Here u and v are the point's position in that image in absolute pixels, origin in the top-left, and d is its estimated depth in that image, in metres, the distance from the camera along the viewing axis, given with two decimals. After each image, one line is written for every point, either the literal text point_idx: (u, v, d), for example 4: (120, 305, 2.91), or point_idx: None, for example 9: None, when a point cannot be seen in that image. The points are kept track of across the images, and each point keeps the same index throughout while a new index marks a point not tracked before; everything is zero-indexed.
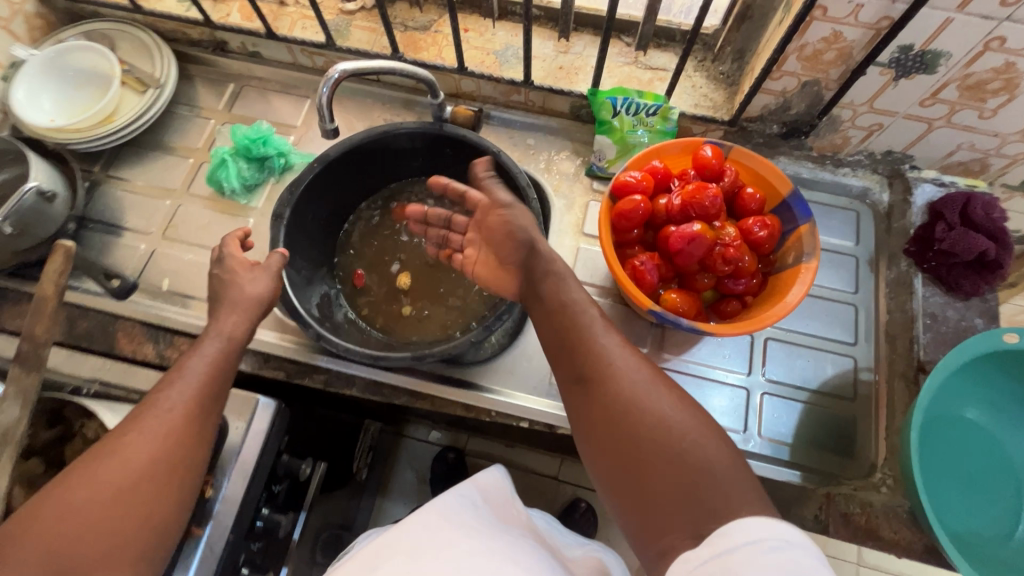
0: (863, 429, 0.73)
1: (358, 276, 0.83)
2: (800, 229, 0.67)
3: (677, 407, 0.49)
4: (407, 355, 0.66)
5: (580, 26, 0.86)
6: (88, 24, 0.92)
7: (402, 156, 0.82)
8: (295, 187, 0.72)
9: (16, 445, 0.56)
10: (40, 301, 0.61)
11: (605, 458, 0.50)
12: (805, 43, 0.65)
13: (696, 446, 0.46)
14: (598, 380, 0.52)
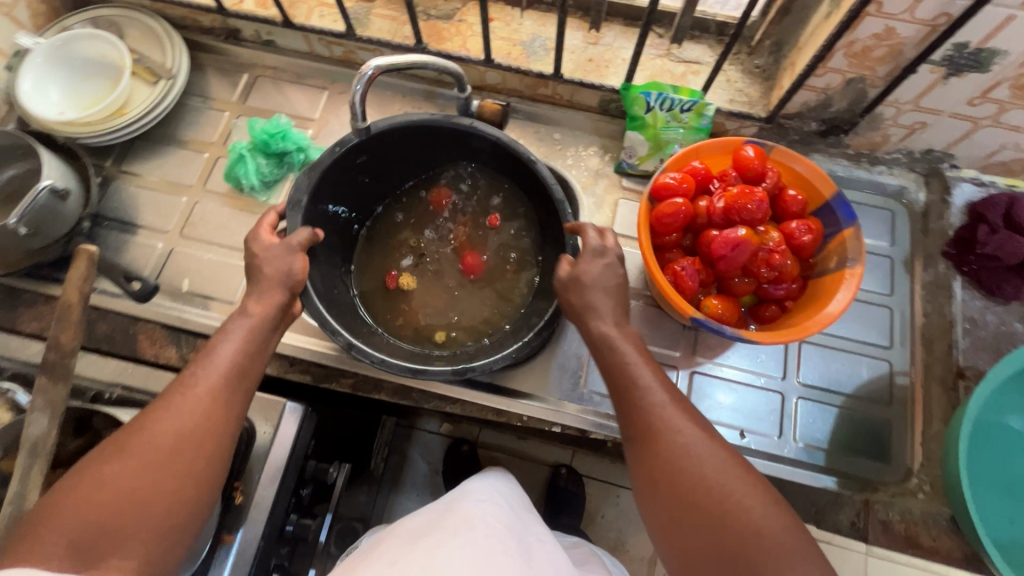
0: (899, 434, 0.72)
1: (388, 279, 0.76)
2: (844, 233, 0.66)
3: (727, 466, 0.50)
4: (448, 371, 0.61)
5: (610, 17, 0.83)
6: (94, 10, 0.87)
7: (430, 150, 0.76)
8: (312, 171, 0.65)
9: (47, 458, 0.54)
10: (64, 308, 0.58)
11: (655, 513, 0.51)
12: (855, 39, 0.63)
13: (744, 513, 0.47)
14: (646, 435, 0.52)
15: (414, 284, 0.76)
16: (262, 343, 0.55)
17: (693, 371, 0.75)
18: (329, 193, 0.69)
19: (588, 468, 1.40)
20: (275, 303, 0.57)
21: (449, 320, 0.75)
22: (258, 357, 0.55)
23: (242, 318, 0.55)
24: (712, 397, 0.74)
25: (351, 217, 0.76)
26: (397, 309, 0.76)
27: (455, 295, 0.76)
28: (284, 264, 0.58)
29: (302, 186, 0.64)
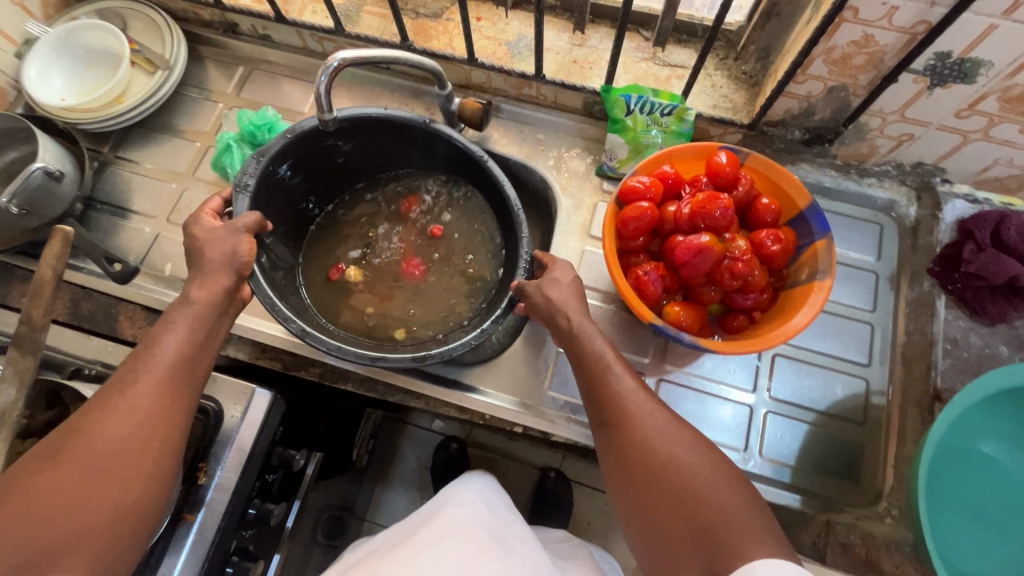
0: (871, 454, 0.70)
1: (333, 271, 0.78)
2: (816, 244, 0.64)
3: (694, 446, 0.51)
4: (408, 357, 0.62)
5: (597, 19, 0.82)
6: (100, 2, 0.91)
7: (384, 150, 0.78)
8: (263, 155, 0.66)
9: (12, 427, 0.57)
10: (39, 284, 0.61)
11: (625, 496, 0.52)
12: (833, 46, 0.61)
13: (709, 489, 0.47)
14: (616, 419, 0.54)
15: (358, 278, 0.77)
16: (207, 331, 0.57)
17: (661, 379, 0.74)
18: (279, 181, 0.70)
19: (577, 473, 1.40)
20: (221, 286, 0.59)
21: (394, 313, 0.76)
22: (204, 348, 0.56)
23: (187, 305, 0.57)
24: (680, 406, 0.72)
25: (299, 209, 0.77)
26: (342, 300, 0.77)
27: (401, 288, 0.78)
28: (229, 246, 0.60)
29: (251, 169, 0.65)
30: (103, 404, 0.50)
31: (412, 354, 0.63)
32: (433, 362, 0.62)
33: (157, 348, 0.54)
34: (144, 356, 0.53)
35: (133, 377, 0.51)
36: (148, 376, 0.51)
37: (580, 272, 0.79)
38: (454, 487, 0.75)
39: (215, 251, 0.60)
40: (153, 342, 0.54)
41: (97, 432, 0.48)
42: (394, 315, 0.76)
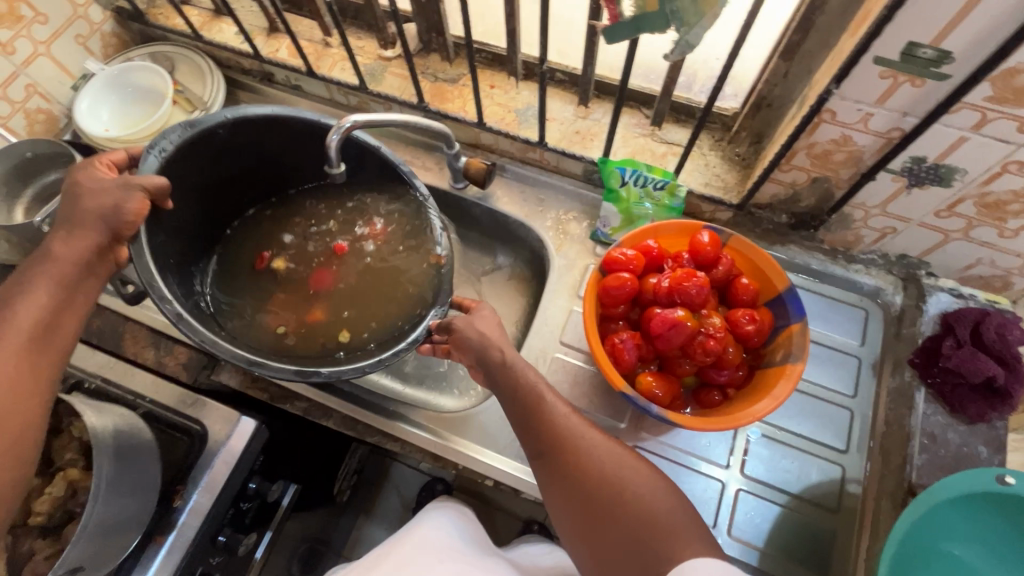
0: (842, 545, 0.69)
1: (256, 260, 0.82)
2: (792, 326, 0.65)
3: (628, 459, 0.53)
4: (291, 370, 0.63)
5: (601, 94, 0.87)
6: (154, 46, 1.00)
7: (324, 163, 0.79)
8: (192, 127, 0.66)
9: None
10: None
11: (564, 514, 0.52)
12: (814, 141, 0.64)
13: (644, 501, 0.49)
14: (552, 439, 0.55)
15: (282, 269, 0.82)
16: (72, 291, 0.58)
17: (635, 446, 0.74)
18: (207, 162, 0.71)
19: None
20: (90, 242, 0.59)
21: (303, 318, 0.78)
22: (68, 310, 0.58)
23: (48, 263, 0.58)
24: None
25: (227, 196, 0.79)
26: (257, 290, 0.80)
27: (318, 297, 0.80)
28: (111, 200, 0.59)
29: (173, 135, 0.65)
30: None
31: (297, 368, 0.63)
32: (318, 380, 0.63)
33: (15, 308, 0.55)
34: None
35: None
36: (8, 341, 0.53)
37: (566, 331, 0.81)
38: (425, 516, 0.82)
39: (99, 203, 0.60)
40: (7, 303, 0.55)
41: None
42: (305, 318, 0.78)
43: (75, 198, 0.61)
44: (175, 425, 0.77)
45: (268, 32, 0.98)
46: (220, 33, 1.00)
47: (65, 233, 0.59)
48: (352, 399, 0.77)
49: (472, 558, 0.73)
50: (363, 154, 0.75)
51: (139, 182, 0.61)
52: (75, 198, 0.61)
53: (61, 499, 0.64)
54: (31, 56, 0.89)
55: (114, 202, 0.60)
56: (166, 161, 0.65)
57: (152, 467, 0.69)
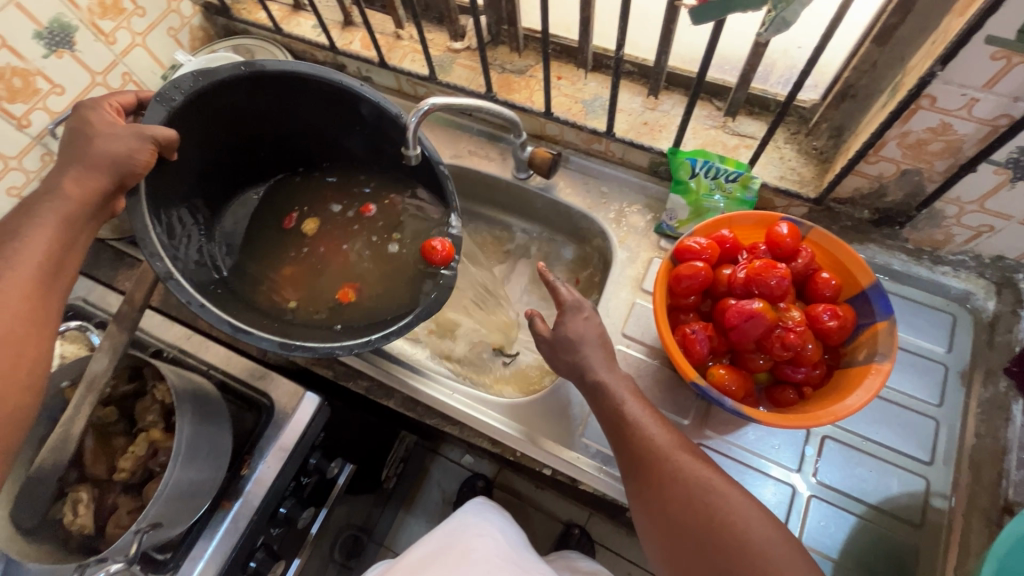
0: (925, 562, 0.64)
1: (286, 219, 0.85)
2: (877, 325, 0.62)
3: (722, 482, 0.52)
4: (272, 341, 0.63)
5: (671, 86, 0.86)
6: (236, 39, 1.05)
7: (340, 129, 0.78)
8: (204, 77, 0.66)
9: (97, 392, 0.64)
10: (145, 271, 0.69)
11: (652, 536, 0.53)
12: (907, 130, 0.61)
13: (744, 531, 0.48)
14: (641, 461, 0.55)
15: (310, 232, 0.84)
16: (75, 232, 0.58)
17: (699, 444, 0.72)
18: (221, 119, 0.71)
19: (602, 534, 1.36)
20: (97, 185, 0.59)
21: (311, 294, 0.79)
22: (73, 247, 0.58)
23: (57, 196, 0.58)
24: None
25: (245, 155, 0.79)
26: (284, 245, 0.84)
27: (337, 275, 0.81)
28: (124, 147, 0.59)
29: (185, 85, 0.65)
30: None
31: (282, 340, 0.65)
32: (297, 355, 0.64)
33: (22, 238, 0.55)
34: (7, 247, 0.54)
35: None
36: (12, 272, 0.53)
37: (628, 323, 0.80)
38: (466, 512, 0.81)
39: (111, 148, 0.59)
40: (14, 233, 0.55)
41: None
42: (317, 290, 0.80)
43: (85, 138, 0.61)
44: (249, 397, 0.81)
45: (343, 25, 1.02)
46: (298, 27, 1.04)
47: (76, 170, 0.59)
48: (414, 381, 0.78)
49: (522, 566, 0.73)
50: (378, 119, 0.73)
51: (151, 134, 0.61)
52: (86, 139, 0.61)
53: (144, 457, 0.67)
54: (129, 47, 0.95)
55: (127, 150, 0.60)
56: (175, 111, 0.65)
57: (223, 437, 0.70)
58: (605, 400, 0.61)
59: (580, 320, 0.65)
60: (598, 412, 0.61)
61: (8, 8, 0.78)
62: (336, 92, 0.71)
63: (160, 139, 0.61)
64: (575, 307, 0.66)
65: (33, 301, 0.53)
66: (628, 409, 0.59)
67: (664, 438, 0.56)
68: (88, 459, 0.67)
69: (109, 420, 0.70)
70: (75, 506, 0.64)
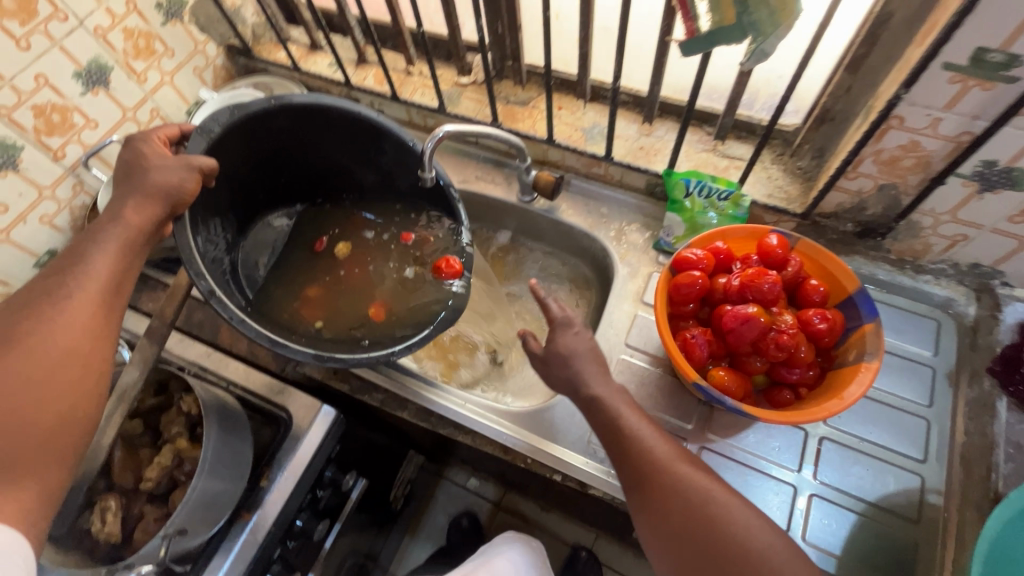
0: (925, 556, 0.67)
1: (316, 243, 0.90)
2: (865, 326, 0.66)
3: (720, 490, 0.54)
4: (308, 353, 0.69)
5: (664, 114, 0.93)
6: (257, 77, 1.13)
7: (362, 157, 0.84)
8: (238, 110, 0.72)
9: (127, 404, 0.67)
10: (175, 288, 0.73)
11: (657, 550, 0.53)
12: (881, 148, 0.67)
13: (750, 543, 0.49)
14: (641, 472, 0.56)
15: (343, 253, 0.89)
16: (131, 257, 0.63)
17: (702, 447, 0.75)
18: (251, 149, 0.77)
19: (609, 556, 1.36)
20: (153, 213, 0.65)
21: (334, 315, 0.83)
22: (129, 272, 0.63)
23: (119, 222, 0.63)
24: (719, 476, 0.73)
25: (274, 185, 0.86)
26: (310, 265, 0.89)
27: (360, 296, 0.86)
28: (176, 178, 0.66)
29: (222, 118, 0.71)
30: (32, 313, 0.54)
31: (316, 352, 0.70)
32: (332, 365, 0.69)
33: (90, 262, 0.59)
34: (74, 271, 0.58)
35: (67, 293, 0.56)
36: (81, 293, 0.57)
37: (631, 334, 0.84)
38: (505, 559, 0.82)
39: (163, 179, 0.65)
40: (81, 260, 0.59)
41: (39, 340, 0.52)
42: (340, 309, 0.84)
43: (141, 169, 0.67)
44: (267, 411, 0.83)
45: (356, 63, 1.09)
46: (315, 65, 1.12)
47: (135, 201, 0.64)
48: (428, 391, 0.82)
49: None
50: (397, 150, 0.80)
51: (198, 164, 0.67)
52: (141, 171, 0.67)
53: (169, 467, 0.69)
54: (158, 85, 1.02)
55: (177, 180, 0.66)
56: (213, 141, 0.71)
57: (244, 449, 0.72)
58: (601, 411, 0.61)
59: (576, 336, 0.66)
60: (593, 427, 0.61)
61: (52, 50, 0.85)
62: (360, 123, 0.78)
63: (204, 168, 0.68)
64: (564, 324, 0.66)
65: (98, 319, 0.57)
66: (628, 422, 0.59)
67: (661, 448, 0.57)
68: (116, 468, 0.68)
69: (135, 431, 0.72)
70: (103, 514, 0.65)
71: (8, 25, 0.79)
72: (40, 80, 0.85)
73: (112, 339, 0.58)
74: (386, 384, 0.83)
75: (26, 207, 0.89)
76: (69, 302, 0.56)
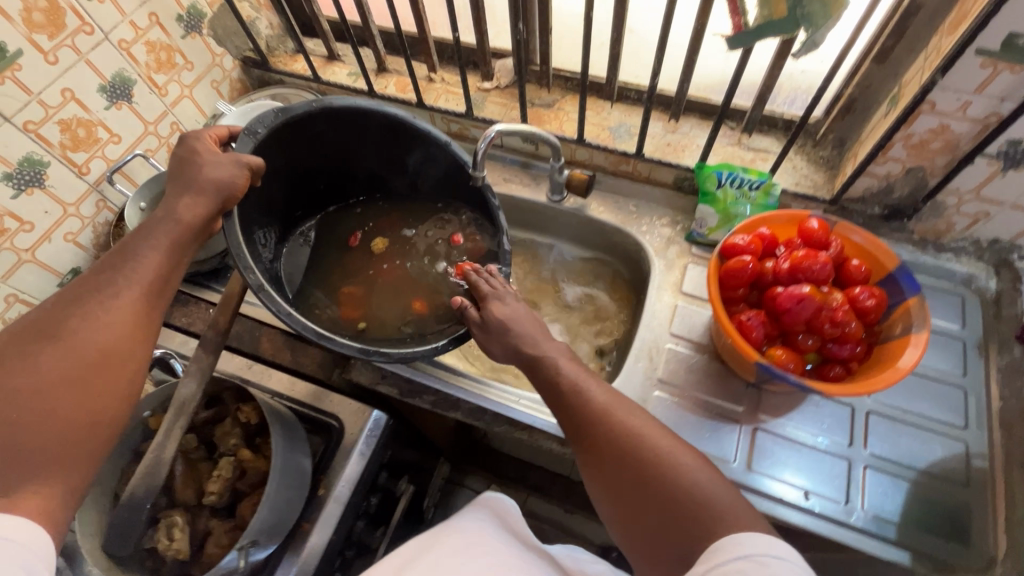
0: (978, 518, 0.69)
1: (351, 238, 0.92)
2: (908, 301, 0.69)
3: (654, 433, 0.53)
4: (355, 348, 0.67)
5: (688, 111, 0.96)
6: (275, 89, 1.12)
7: (396, 160, 0.86)
8: (283, 114, 0.72)
9: (188, 416, 0.65)
10: (227, 297, 0.72)
11: (601, 500, 0.53)
12: (912, 132, 0.71)
13: (683, 477, 0.48)
14: (581, 423, 0.57)
15: (378, 249, 0.91)
16: (180, 254, 0.63)
17: (756, 428, 0.77)
18: (291, 152, 0.78)
19: None
20: (205, 211, 0.65)
21: (371, 313, 0.85)
22: (176, 269, 0.62)
23: (173, 224, 0.62)
24: (775, 455, 0.75)
25: (310, 186, 0.87)
26: (347, 262, 0.90)
27: (398, 293, 0.87)
28: (228, 173, 0.66)
29: (267, 121, 0.71)
30: (79, 308, 0.53)
31: (361, 346, 0.68)
32: (377, 361, 0.68)
33: (138, 260, 0.59)
34: (123, 268, 0.57)
35: (115, 290, 0.55)
36: (128, 292, 0.56)
37: (674, 323, 0.86)
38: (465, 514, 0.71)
39: (215, 173, 0.66)
40: (130, 254, 0.59)
41: (79, 339, 0.51)
42: (379, 307, 0.86)
43: (192, 164, 0.67)
44: (317, 420, 0.81)
45: (377, 72, 1.10)
46: (334, 75, 1.12)
47: (188, 199, 0.64)
48: (482, 391, 0.82)
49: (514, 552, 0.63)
50: (429, 152, 0.81)
51: (246, 160, 0.68)
52: (192, 165, 0.67)
53: (231, 479, 0.68)
54: (178, 98, 1.01)
55: (228, 176, 0.66)
56: (259, 143, 0.71)
57: (302, 456, 0.71)
58: (545, 371, 0.64)
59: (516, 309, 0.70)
60: (538, 384, 0.64)
61: (79, 64, 0.83)
62: (395, 127, 0.78)
63: (253, 165, 0.68)
64: (495, 296, 0.71)
65: (141, 320, 0.56)
66: (566, 374, 0.62)
67: (602, 398, 0.58)
68: (178, 484, 0.67)
69: (191, 446, 0.71)
70: (169, 531, 0.64)
71: (37, 38, 0.77)
72: (66, 94, 0.83)
73: (151, 337, 0.57)
74: (441, 387, 0.83)
75: (52, 225, 0.86)
76: (114, 302, 0.55)
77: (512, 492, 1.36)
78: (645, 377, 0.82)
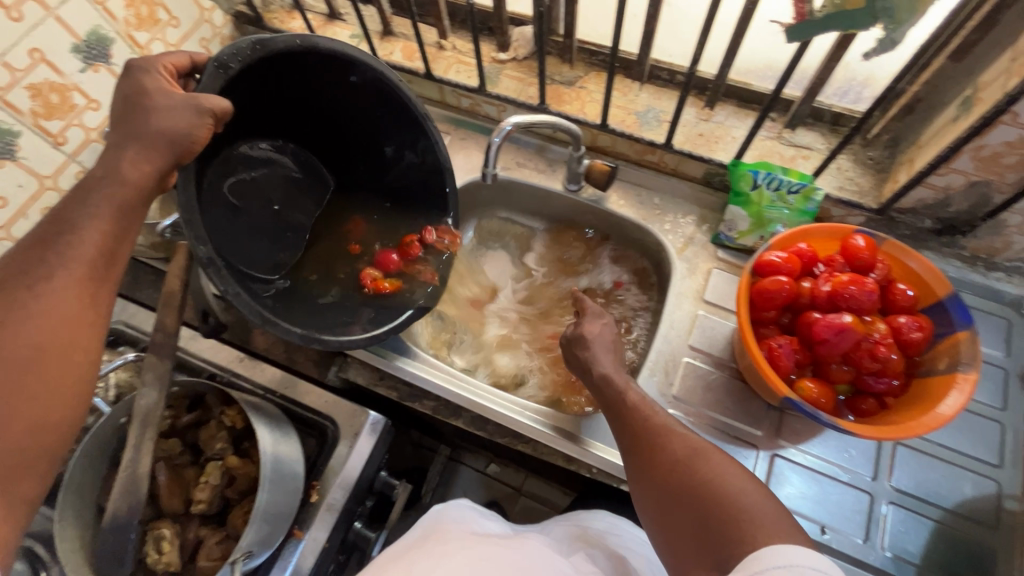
0: (1004, 565, 0.66)
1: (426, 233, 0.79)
2: (957, 335, 0.63)
3: (709, 450, 0.51)
4: (296, 334, 0.62)
5: (726, 97, 0.86)
6: None
7: (381, 122, 0.74)
8: (264, 46, 0.59)
9: (157, 424, 0.60)
10: (167, 295, 0.67)
11: (643, 509, 0.51)
12: (984, 144, 0.63)
13: (730, 487, 0.46)
14: (631, 438, 0.56)
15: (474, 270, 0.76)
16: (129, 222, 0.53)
17: (774, 454, 0.72)
18: (264, 85, 0.64)
19: None
20: (153, 168, 0.54)
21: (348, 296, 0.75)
22: (127, 238, 0.53)
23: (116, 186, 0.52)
24: (793, 484, 0.71)
25: (288, 131, 0.74)
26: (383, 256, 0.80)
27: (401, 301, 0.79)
28: (184, 123, 0.53)
29: (242, 53, 0.57)
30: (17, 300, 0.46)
31: (302, 332, 0.63)
32: (317, 348, 0.64)
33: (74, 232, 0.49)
34: (56, 247, 0.49)
35: (47, 273, 0.47)
36: (66, 272, 0.48)
37: (693, 335, 0.80)
38: (455, 510, 0.67)
39: (166, 124, 0.53)
40: (68, 226, 0.50)
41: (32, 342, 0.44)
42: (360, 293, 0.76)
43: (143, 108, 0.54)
44: (309, 420, 0.77)
45: (382, 35, 1.00)
46: (334, 36, 1.01)
47: (134, 152, 0.53)
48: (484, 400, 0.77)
49: (504, 542, 0.58)
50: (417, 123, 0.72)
51: (208, 104, 0.54)
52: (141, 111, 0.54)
53: (219, 486, 0.66)
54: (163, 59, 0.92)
55: (186, 127, 0.53)
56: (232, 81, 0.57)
57: (295, 461, 0.67)
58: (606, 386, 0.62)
59: (601, 325, 0.69)
60: (600, 399, 0.62)
61: (48, 20, 0.74)
62: (376, 82, 0.69)
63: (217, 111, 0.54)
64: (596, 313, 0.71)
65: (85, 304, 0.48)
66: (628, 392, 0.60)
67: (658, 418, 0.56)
68: (163, 494, 0.65)
69: (175, 452, 0.68)
70: (158, 543, 0.62)
71: None
72: (35, 55, 0.74)
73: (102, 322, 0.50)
74: (449, 396, 0.78)
75: (27, 201, 0.80)
76: (49, 287, 0.47)
77: (512, 473, 1.33)
78: (659, 393, 0.76)
